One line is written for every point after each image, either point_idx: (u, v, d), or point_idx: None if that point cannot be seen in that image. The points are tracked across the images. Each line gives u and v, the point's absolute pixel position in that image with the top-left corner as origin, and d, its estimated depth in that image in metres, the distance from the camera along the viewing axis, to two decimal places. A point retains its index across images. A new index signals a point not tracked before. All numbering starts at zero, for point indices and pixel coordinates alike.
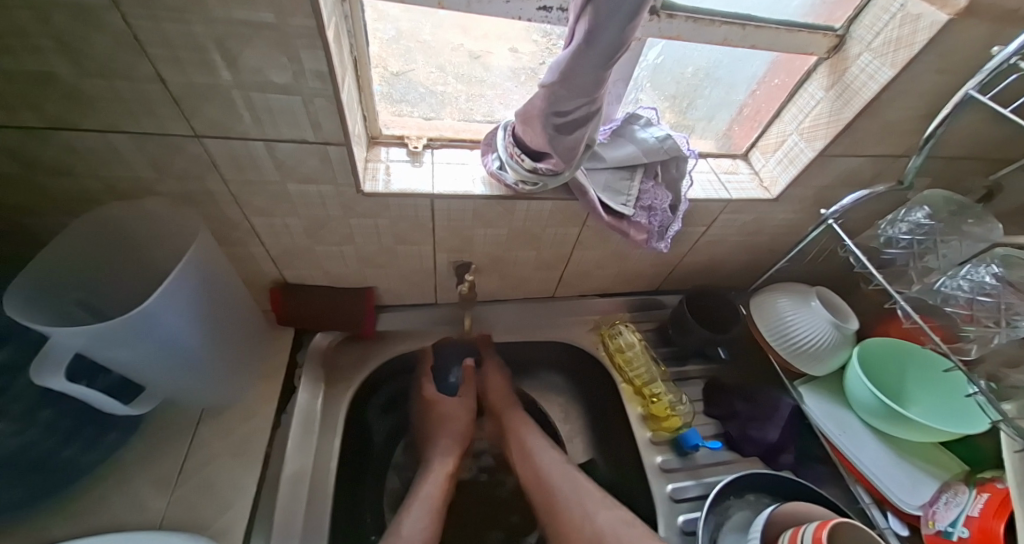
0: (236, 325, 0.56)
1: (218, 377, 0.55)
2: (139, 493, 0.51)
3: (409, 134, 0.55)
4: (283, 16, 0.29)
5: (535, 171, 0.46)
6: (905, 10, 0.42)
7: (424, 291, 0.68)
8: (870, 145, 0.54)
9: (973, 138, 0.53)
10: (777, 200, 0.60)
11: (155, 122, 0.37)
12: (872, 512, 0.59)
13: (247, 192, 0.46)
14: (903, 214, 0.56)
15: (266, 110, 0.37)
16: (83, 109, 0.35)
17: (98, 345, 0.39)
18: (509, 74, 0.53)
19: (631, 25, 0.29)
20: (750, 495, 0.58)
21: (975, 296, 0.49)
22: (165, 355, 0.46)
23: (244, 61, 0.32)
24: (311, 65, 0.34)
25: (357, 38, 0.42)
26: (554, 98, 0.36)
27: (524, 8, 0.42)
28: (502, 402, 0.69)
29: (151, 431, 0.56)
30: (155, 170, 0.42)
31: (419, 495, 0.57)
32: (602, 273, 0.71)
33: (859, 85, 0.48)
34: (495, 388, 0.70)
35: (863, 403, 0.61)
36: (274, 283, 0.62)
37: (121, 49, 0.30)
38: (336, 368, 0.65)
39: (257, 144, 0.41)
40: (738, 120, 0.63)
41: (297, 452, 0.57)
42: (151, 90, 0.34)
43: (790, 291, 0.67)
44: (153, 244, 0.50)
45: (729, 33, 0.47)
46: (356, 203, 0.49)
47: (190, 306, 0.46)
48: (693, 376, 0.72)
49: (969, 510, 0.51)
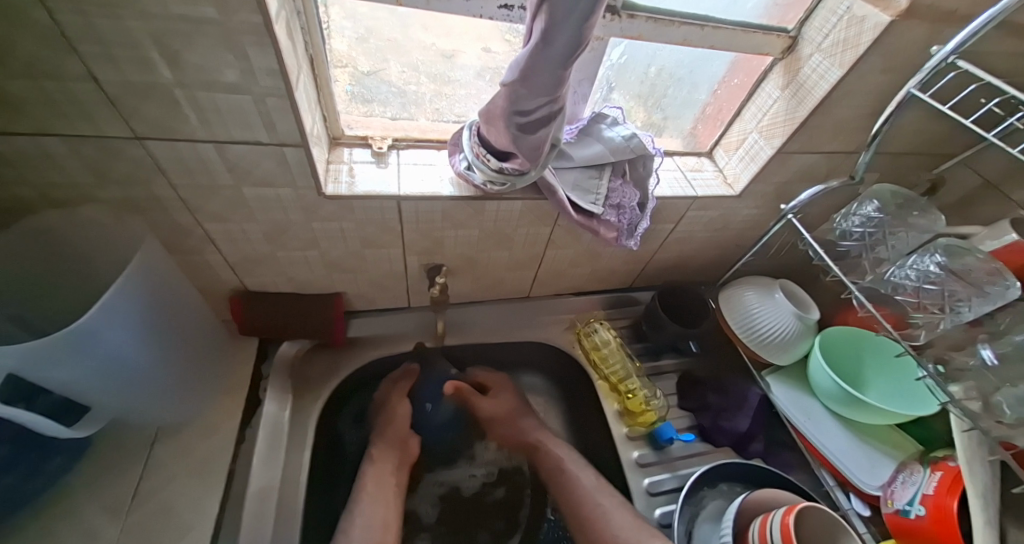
0: (192, 338, 0.53)
1: (174, 393, 0.52)
2: (89, 522, 0.48)
3: (373, 134, 0.54)
4: (227, 11, 0.28)
5: (502, 171, 0.45)
6: (850, 12, 0.44)
7: (396, 295, 0.67)
8: (825, 142, 0.56)
9: (917, 135, 0.56)
10: (740, 196, 0.62)
11: (90, 124, 0.35)
12: (835, 494, 0.62)
13: (199, 197, 0.44)
14: (856, 207, 0.58)
15: (214, 110, 0.35)
16: (6, 111, 0.32)
17: (32, 365, 0.36)
18: (478, 73, 0.53)
19: (588, 23, 0.29)
20: (723, 485, 0.60)
21: (921, 284, 0.51)
22: (112, 372, 0.43)
23: (186, 58, 0.31)
24: (261, 62, 0.32)
25: (313, 35, 0.41)
26: (516, 96, 0.35)
27: (485, 7, 0.42)
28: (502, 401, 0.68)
29: (102, 455, 0.53)
30: (94, 176, 0.40)
31: (363, 485, 0.56)
32: (576, 272, 0.71)
33: (811, 84, 0.50)
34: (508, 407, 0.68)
35: (826, 390, 0.64)
36: (235, 292, 0.60)
37: (45, 46, 0.28)
38: (305, 378, 0.63)
39: (207, 146, 0.39)
40: (702, 119, 0.64)
41: (263, 468, 0.54)
42: (85, 90, 0.32)
43: (756, 284, 0.69)
44: (97, 254, 0.47)
45: (688, 33, 0.47)
46: (318, 207, 0.48)
47: (138, 320, 0.43)
48: (667, 370, 0.73)
49: (924, 489, 0.54)
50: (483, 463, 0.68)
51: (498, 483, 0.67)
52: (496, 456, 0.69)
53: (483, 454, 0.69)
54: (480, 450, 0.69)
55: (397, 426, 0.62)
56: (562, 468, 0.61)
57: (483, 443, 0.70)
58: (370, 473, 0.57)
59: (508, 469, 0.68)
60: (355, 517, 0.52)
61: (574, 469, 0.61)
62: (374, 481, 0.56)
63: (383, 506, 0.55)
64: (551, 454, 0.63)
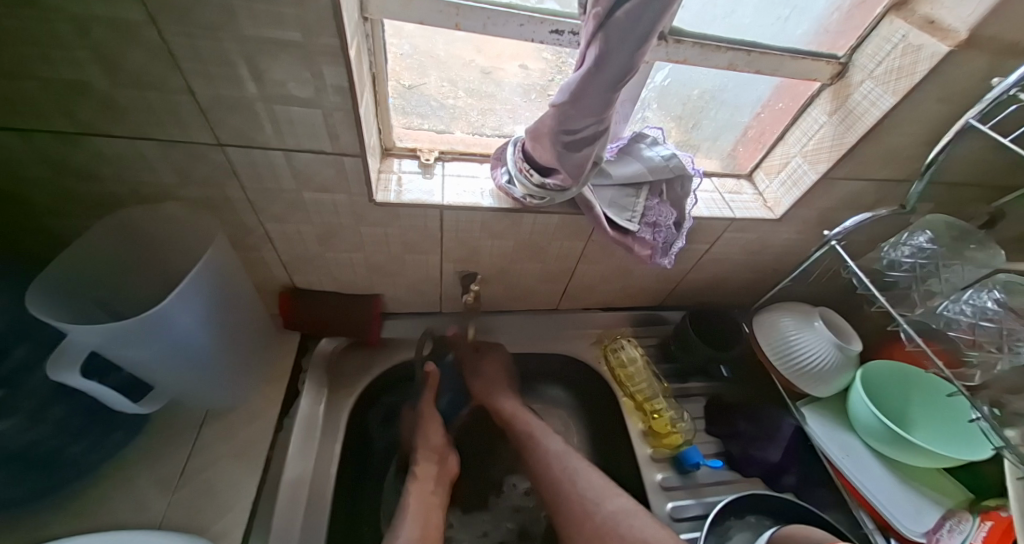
0: (245, 329, 0.57)
1: (224, 379, 0.56)
2: (141, 494, 0.51)
3: (421, 147, 0.57)
4: (310, 35, 0.31)
5: (543, 187, 0.47)
6: (906, 41, 0.44)
7: (430, 300, 0.69)
8: (874, 169, 0.54)
9: (975, 166, 0.54)
10: (781, 221, 0.61)
11: (181, 130, 0.39)
12: (875, 538, 0.57)
13: (264, 199, 0.48)
14: (906, 237, 0.55)
15: (287, 122, 0.39)
16: (115, 117, 0.37)
17: (113, 343, 0.40)
18: (519, 90, 0.55)
19: (640, 50, 0.30)
20: (751, 517, 0.58)
21: (977, 320, 0.49)
22: (175, 356, 0.47)
23: (269, 75, 0.34)
24: (333, 80, 0.35)
25: (377, 55, 0.44)
26: (564, 116, 0.37)
27: (537, 31, 0.44)
28: (487, 388, 0.67)
29: (157, 432, 0.57)
30: (178, 176, 0.44)
31: (402, 511, 0.52)
32: (606, 287, 0.72)
33: (861, 111, 0.49)
34: (486, 371, 0.68)
35: (866, 424, 0.61)
36: (284, 288, 0.64)
37: (157, 63, 0.32)
38: (341, 375, 0.66)
39: (277, 154, 0.42)
40: (743, 141, 0.64)
41: (297, 458, 0.57)
42: (182, 101, 0.36)
43: (794, 311, 0.67)
44: (171, 247, 0.51)
45: (735, 58, 0.48)
46: (368, 212, 0.51)
47: (203, 309, 0.47)
48: (695, 393, 0.72)
49: (973, 538, 0.51)
50: (507, 511, 0.64)
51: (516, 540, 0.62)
52: (522, 500, 0.65)
53: (509, 494, 0.66)
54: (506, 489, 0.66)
55: (426, 447, 0.59)
56: (532, 436, 0.61)
57: (511, 481, 0.67)
58: (414, 488, 0.55)
59: (528, 508, 0.65)
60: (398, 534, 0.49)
61: (540, 432, 0.62)
62: (417, 498, 0.54)
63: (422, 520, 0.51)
64: (517, 421, 0.64)
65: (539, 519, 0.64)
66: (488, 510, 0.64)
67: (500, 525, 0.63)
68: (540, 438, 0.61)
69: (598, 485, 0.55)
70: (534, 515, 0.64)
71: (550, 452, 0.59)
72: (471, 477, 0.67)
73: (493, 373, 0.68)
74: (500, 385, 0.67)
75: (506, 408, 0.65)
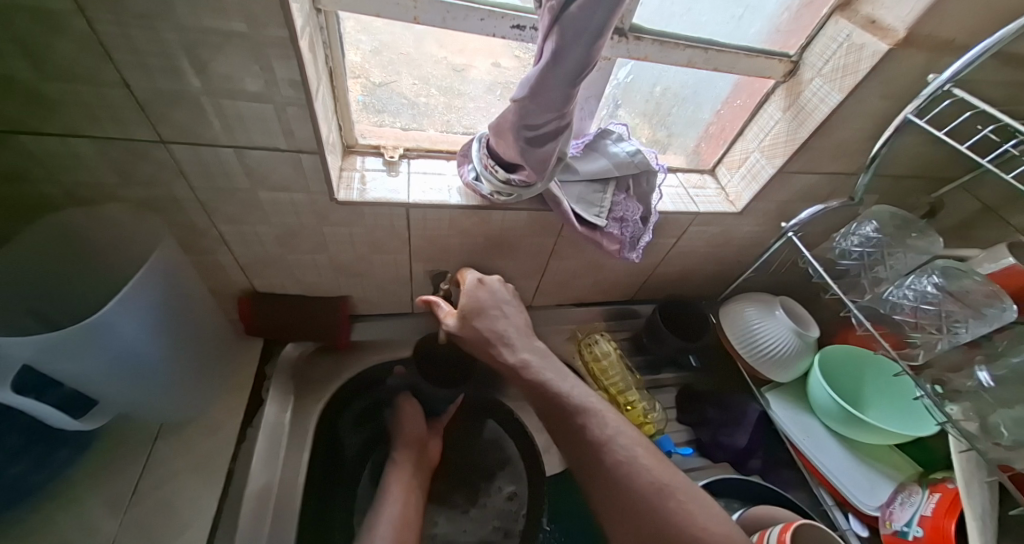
0: (201, 337, 0.54)
1: (179, 390, 0.53)
2: (90, 516, 0.48)
3: (385, 143, 0.56)
4: (255, 25, 0.30)
5: (509, 183, 0.46)
6: (851, 40, 0.46)
7: (401, 301, 0.68)
8: (826, 162, 0.57)
9: (915, 159, 0.57)
10: (742, 214, 0.63)
11: (118, 126, 0.36)
12: (834, 514, 0.61)
13: (217, 200, 0.46)
14: (855, 227, 0.58)
15: (237, 118, 0.37)
16: (42, 113, 0.34)
17: (47, 357, 0.37)
18: (487, 87, 0.54)
19: (596, 46, 0.30)
20: (720, 501, 0.59)
21: (919, 304, 0.51)
22: (122, 368, 0.44)
23: (214, 68, 0.32)
24: (284, 73, 0.34)
25: (333, 49, 0.43)
26: (525, 112, 0.37)
27: (498, 26, 0.43)
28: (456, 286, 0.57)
29: (105, 449, 0.53)
30: (119, 176, 0.41)
31: (384, 496, 0.55)
32: (579, 283, 0.72)
33: (812, 107, 0.52)
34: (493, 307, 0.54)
35: (824, 407, 0.64)
36: (245, 292, 0.61)
37: (85, 54, 0.30)
38: (309, 381, 0.64)
39: (228, 151, 0.40)
40: (705, 137, 0.66)
41: (263, 470, 0.55)
42: (117, 95, 0.33)
43: (757, 301, 0.70)
44: (115, 252, 0.48)
45: (694, 55, 0.49)
46: (330, 212, 0.49)
47: (152, 316, 0.44)
48: (667, 384, 0.74)
49: (922, 510, 0.53)
50: (493, 512, 0.63)
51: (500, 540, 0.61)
52: (505, 504, 0.64)
53: (494, 499, 0.64)
54: (492, 491, 0.65)
55: (404, 435, 0.61)
56: (573, 413, 0.47)
57: (496, 484, 0.65)
58: (392, 475, 0.57)
59: (510, 508, 0.63)
60: (378, 521, 0.52)
61: (567, 392, 0.48)
62: (397, 485, 0.56)
63: (402, 505, 0.54)
64: (529, 372, 0.50)
65: (522, 520, 0.62)
66: (473, 511, 0.63)
67: (483, 526, 0.61)
68: (566, 395, 0.48)
69: (655, 468, 0.44)
70: (517, 519, 0.63)
71: (624, 459, 0.44)
72: (452, 479, 0.66)
73: (501, 307, 0.54)
74: (513, 324, 0.54)
75: (514, 356, 0.51)
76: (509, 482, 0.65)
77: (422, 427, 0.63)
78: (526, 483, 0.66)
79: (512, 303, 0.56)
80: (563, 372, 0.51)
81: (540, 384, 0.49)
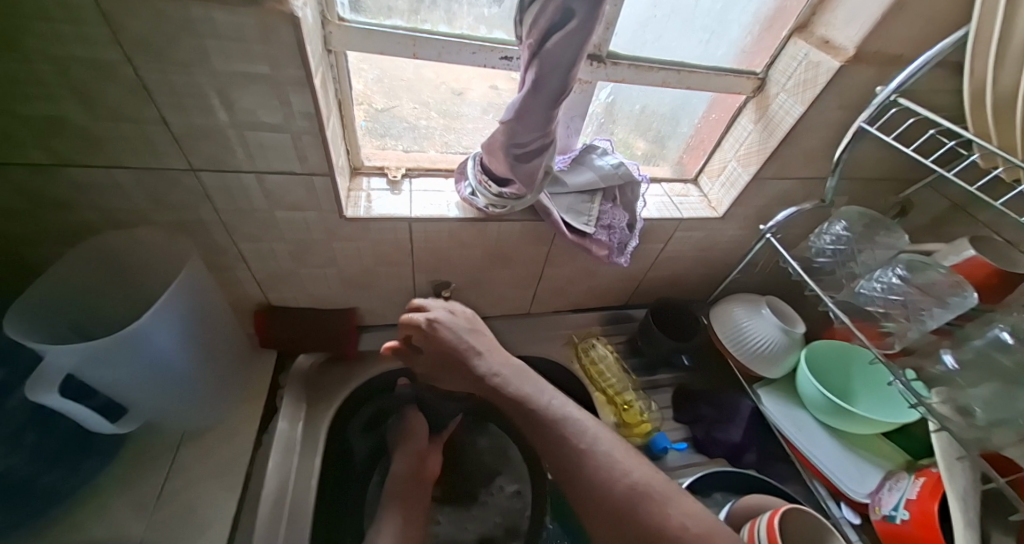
0: (221, 348, 0.58)
1: (201, 398, 0.56)
2: (118, 518, 0.51)
3: (389, 164, 0.60)
4: (277, 68, 0.35)
5: (501, 196, 0.51)
6: (808, 58, 0.51)
7: (405, 310, 0.72)
8: (797, 169, 0.62)
9: (880, 163, 0.62)
10: (724, 218, 0.67)
11: (154, 157, 0.41)
12: (827, 504, 0.63)
13: (238, 221, 0.50)
14: (826, 227, 0.62)
15: (258, 146, 0.42)
16: (91, 148, 0.39)
17: (90, 365, 0.41)
18: (482, 109, 0.59)
19: (571, 74, 0.35)
20: (717, 494, 0.61)
21: (888, 295, 0.54)
22: (152, 376, 0.48)
23: (239, 104, 0.37)
24: (300, 107, 0.39)
25: (342, 82, 0.48)
26: (512, 132, 0.42)
27: (489, 58, 0.49)
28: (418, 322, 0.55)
29: (130, 457, 0.56)
30: (152, 202, 0.46)
31: (385, 510, 0.58)
32: (574, 289, 0.76)
33: (779, 119, 0.56)
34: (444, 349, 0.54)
35: (814, 402, 0.66)
36: (260, 306, 0.65)
37: (131, 97, 0.35)
38: (319, 389, 0.67)
39: (249, 176, 0.45)
40: (687, 149, 0.70)
41: (278, 473, 0.57)
42: (156, 130, 0.38)
43: (743, 301, 0.73)
44: (144, 270, 0.53)
45: (667, 77, 0.54)
46: (340, 228, 0.53)
47: (180, 327, 0.48)
48: (664, 384, 0.77)
49: (908, 494, 0.55)
50: (494, 511, 0.66)
51: (503, 535, 0.63)
52: (508, 501, 0.66)
53: (496, 497, 0.67)
54: (495, 492, 0.67)
55: (406, 449, 0.64)
56: (563, 424, 0.50)
57: (498, 484, 0.68)
58: (390, 494, 0.60)
59: (514, 506, 0.66)
60: (380, 537, 0.55)
61: (543, 405, 0.51)
62: (396, 501, 0.59)
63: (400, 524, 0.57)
64: (506, 386, 0.52)
65: (526, 517, 0.65)
66: (475, 509, 0.66)
67: (485, 522, 0.65)
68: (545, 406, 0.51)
69: (636, 471, 0.47)
70: (520, 518, 0.65)
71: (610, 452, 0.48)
72: (459, 478, 0.69)
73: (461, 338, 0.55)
74: (481, 353, 0.54)
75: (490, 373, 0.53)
76: (511, 480, 0.68)
77: (424, 444, 0.66)
78: (529, 483, 0.68)
79: (468, 332, 0.56)
80: (537, 384, 0.54)
81: (522, 399, 0.51)
